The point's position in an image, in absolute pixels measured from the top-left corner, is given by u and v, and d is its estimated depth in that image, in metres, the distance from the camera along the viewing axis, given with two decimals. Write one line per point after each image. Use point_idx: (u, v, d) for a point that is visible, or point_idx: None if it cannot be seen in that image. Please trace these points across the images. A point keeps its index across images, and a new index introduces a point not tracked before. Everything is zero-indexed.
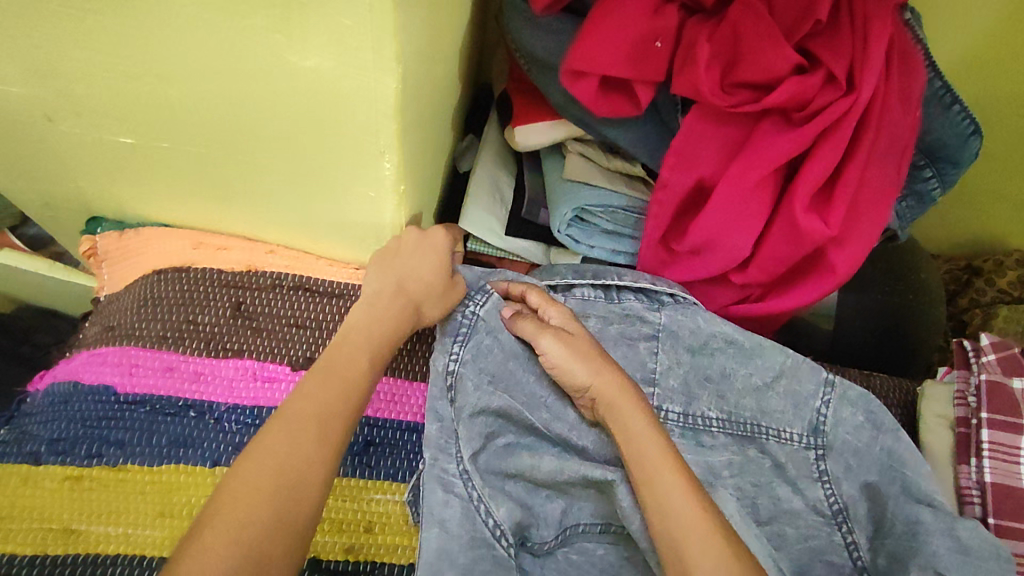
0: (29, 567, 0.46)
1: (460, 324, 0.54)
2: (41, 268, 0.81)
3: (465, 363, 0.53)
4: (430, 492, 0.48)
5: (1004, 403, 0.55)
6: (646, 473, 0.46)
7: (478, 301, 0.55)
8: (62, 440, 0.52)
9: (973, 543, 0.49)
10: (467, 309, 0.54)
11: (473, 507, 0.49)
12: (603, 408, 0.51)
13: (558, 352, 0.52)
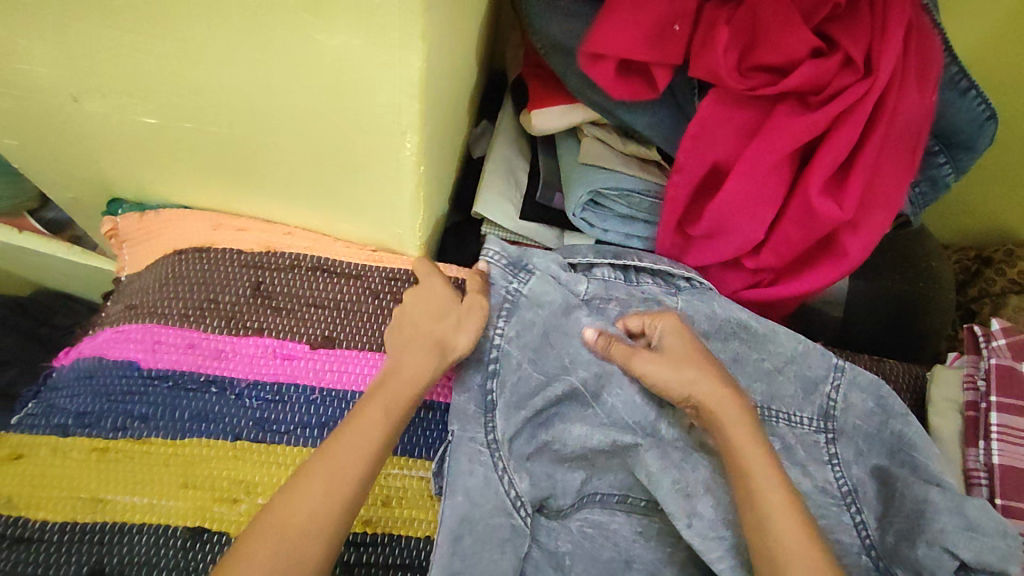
0: (60, 533, 0.48)
1: (502, 300, 0.55)
2: (60, 252, 0.82)
3: (508, 338, 0.54)
4: (458, 464, 0.50)
5: (1013, 388, 0.56)
6: (746, 485, 0.49)
7: (521, 279, 0.56)
8: (88, 414, 0.53)
9: (979, 520, 0.50)
10: (510, 286, 0.56)
11: (497, 478, 0.50)
12: (705, 417, 0.52)
13: (657, 372, 0.53)
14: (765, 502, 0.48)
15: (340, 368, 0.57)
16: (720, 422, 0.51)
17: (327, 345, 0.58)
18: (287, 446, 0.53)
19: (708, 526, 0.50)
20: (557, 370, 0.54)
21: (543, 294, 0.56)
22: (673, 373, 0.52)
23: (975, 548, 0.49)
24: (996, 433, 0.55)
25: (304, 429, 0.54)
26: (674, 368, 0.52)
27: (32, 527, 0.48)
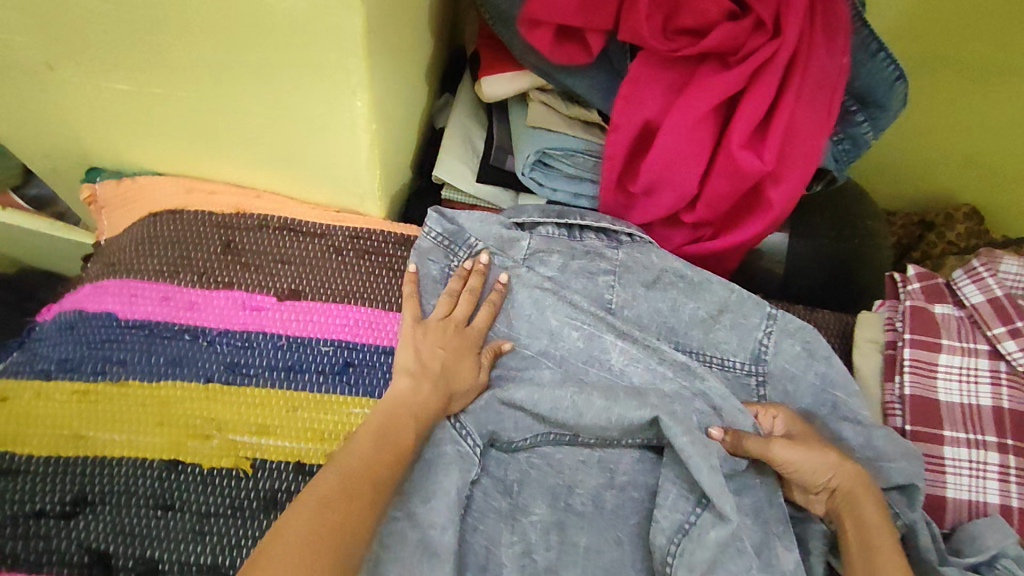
0: (45, 465, 0.53)
1: (446, 272, 0.63)
2: (46, 227, 0.87)
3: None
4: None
5: (925, 325, 0.61)
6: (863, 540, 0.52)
7: (461, 256, 0.63)
8: (69, 360, 0.57)
9: (886, 448, 0.57)
10: (451, 262, 0.63)
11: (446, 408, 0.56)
12: (842, 499, 0.55)
13: (797, 458, 0.55)
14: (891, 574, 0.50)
15: (305, 318, 0.61)
16: (859, 500, 0.54)
17: (293, 297, 0.62)
18: (257, 387, 0.58)
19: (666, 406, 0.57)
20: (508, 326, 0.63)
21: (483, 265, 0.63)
22: (815, 459, 0.55)
23: (875, 473, 0.57)
24: (908, 366, 0.60)
25: (271, 373, 0.58)
26: (813, 455, 0.55)
27: (19, 460, 0.53)
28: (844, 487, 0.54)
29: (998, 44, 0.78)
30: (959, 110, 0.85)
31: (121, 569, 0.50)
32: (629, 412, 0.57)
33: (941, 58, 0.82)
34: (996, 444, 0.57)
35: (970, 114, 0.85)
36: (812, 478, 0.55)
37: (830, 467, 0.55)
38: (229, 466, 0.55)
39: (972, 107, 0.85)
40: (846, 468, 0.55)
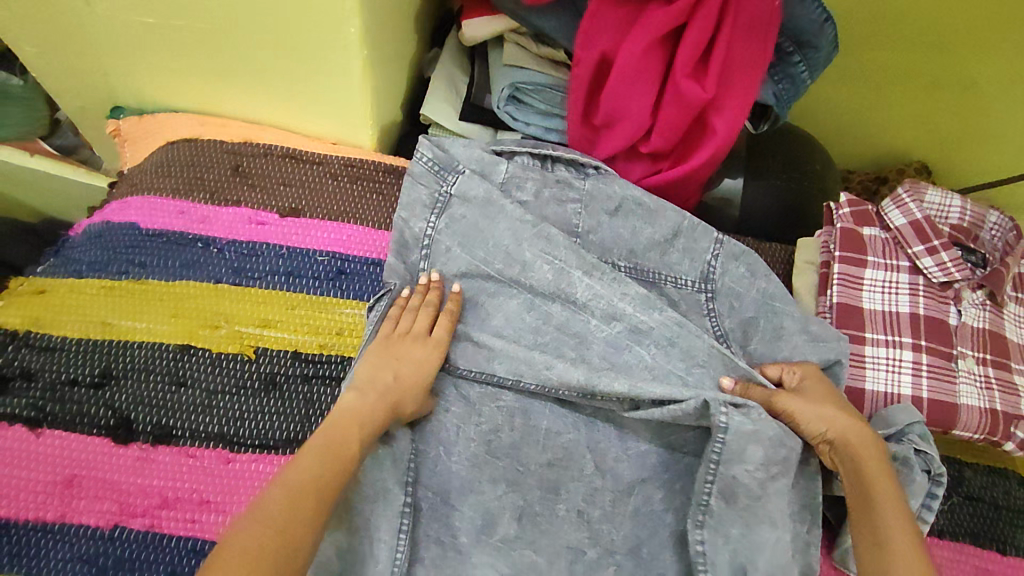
0: (77, 345, 0.61)
1: (436, 198, 0.69)
2: (68, 172, 0.97)
3: (439, 229, 0.68)
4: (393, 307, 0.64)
5: (854, 246, 0.69)
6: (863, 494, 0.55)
7: (449, 181, 0.69)
8: (97, 261, 0.65)
9: (821, 332, 0.65)
10: (441, 188, 0.69)
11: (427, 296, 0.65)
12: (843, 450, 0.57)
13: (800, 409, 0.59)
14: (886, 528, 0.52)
15: (302, 232, 0.69)
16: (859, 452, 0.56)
17: (294, 214, 0.70)
18: (261, 288, 0.66)
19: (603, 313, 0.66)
20: (481, 250, 0.67)
21: (470, 190, 0.69)
22: (818, 411, 0.58)
23: (816, 352, 0.64)
24: (837, 280, 0.68)
25: (273, 277, 0.66)
26: (818, 407, 0.59)
27: (54, 340, 0.61)
28: (843, 439, 0.57)
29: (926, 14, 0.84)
30: (906, 72, 0.91)
31: (143, 432, 0.58)
32: (594, 331, 0.65)
33: (888, 27, 0.87)
34: (910, 345, 0.65)
35: (870, 88, 0.94)
36: (809, 429, 0.58)
37: (832, 420, 0.58)
38: (236, 351, 0.62)
39: (919, 69, 0.90)
40: (842, 421, 0.58)
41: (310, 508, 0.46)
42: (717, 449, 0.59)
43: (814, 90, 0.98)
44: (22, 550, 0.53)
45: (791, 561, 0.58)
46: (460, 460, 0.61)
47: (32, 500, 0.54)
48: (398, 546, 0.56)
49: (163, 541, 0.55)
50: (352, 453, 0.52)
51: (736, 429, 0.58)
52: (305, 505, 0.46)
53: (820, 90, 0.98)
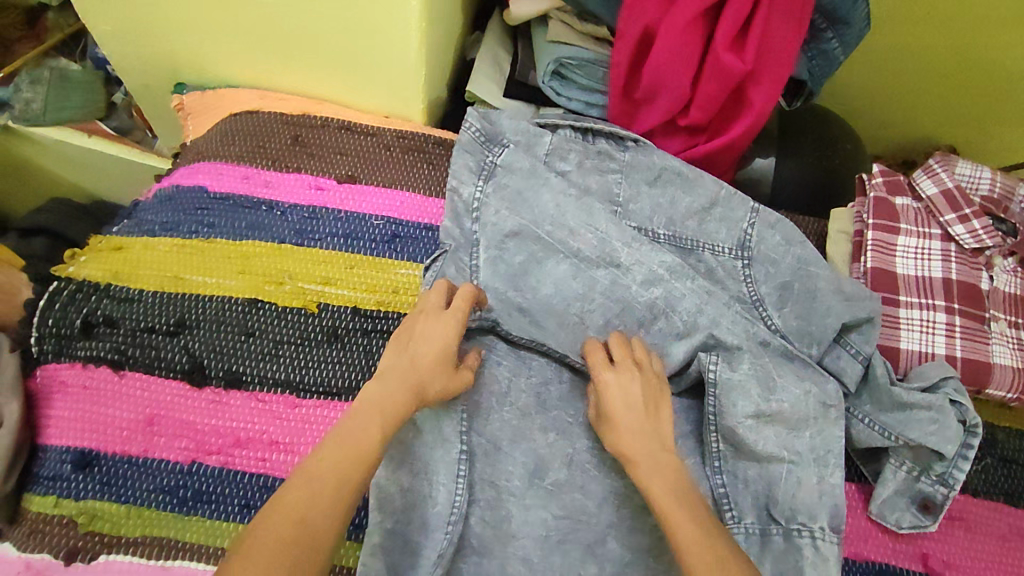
0: (153, 297, 0.65)
1: (484, 165, 0.72)
2: (123, 151, 1.03)
3: (488, 193, 0.71)
4: (447, 266, 0.67)
5: (888, 214, 0.71)
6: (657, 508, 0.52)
7: (495, 153, 0.73)
8: (169, 222, 0.69)
9: (855, 292, 0.66)
10: (488, 158, 0.72)
11: (468, 271, 0.68)
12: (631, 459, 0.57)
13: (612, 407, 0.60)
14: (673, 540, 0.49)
15: (359, 198, 0.73)
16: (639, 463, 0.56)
17: (350, 181, 0.73)
18: (322, 248, 0.69)
19: (649, 273, 0.68)
20: (530, 216, 0.69)
21: (514, 162, 0.72)
22: (629, 411, 0.59)
23: (853, 310, 0.65)
24: (871, 246, 0.70)
25: (332, 238, 0.70)
26: (624, 406, 0.59)
27: (132, 292, 0.65)
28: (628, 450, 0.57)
29: (951, 5, 0.85)
30: (933, 60, 0.92)
31: (215, 377, 0.62)
32: (635, 290, 0.68)
33: (913, 18, 0.88)
34: (943, 307, 0.67)
35: (893, 81, 0.96)
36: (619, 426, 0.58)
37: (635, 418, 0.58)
38: (299, 306, 0.66)
39: (946, 56, 0.91)
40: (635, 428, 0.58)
41: (322, 506, 0.44)
42: (713, 403, 0.63)
43: (836, 79, 0.99)
44: (112, 480, 0.57)
45: (819, 504, 0.61)
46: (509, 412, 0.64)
47: (119, 434, 0.59)
48: (456, 487, 0.59)
49: (236, 477, 0.59)
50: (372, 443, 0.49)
51: (725, 382, 0.63)
52: (316, 505, 0.44)
53: (845, 79, 0.99)
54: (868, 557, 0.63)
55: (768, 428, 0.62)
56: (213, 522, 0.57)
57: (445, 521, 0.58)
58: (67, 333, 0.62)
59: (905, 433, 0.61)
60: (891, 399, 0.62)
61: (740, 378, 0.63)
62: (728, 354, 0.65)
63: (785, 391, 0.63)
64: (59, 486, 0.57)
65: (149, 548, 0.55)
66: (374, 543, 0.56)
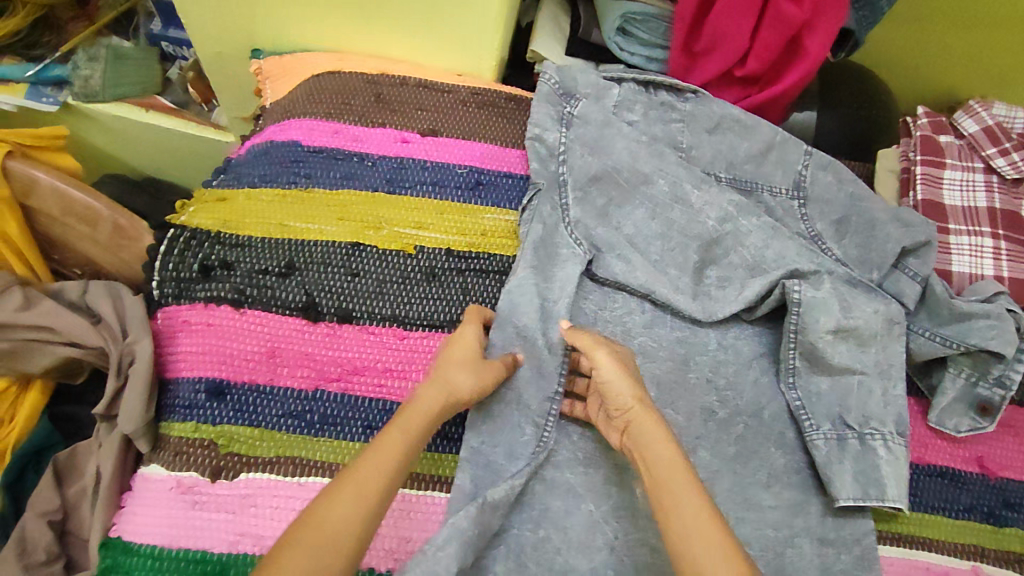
0: (262, 243, 0.69)
1: (562, 115, 0.77)
2: (185, 125, 1.06)
3: (572, 137, 0.76)
4: (542, 204, 0.73)
5: (933, 150, 0.77)
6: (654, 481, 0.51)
7: (572, 104, 0.78)
8: (269, 174, 0.73)
9: (911, 219, 0.72)
10: (564, 109, 0.78)
11: (560, 208, 0.73)
12: (632, 431, 0.56)
13: (606, 371, 0.58)
14: (681, 511, 0.48)
15: (442, 150, 0.77)
16: (643, 435, 0.54)
17: (432, 134, 0.78)
18: (413, 196, 0.74)
19: (718, 212, 0.73)
20: (609, 161, 0.74)
21: (590, 113, 0.77)
22: (617, 382, 0.58)
23: (909, 235, 0.71)
24: (920, 180, 0.76)
25: (421, 186, 0.74)
26: (617, 378, 0.58)
27: (243, 238, 0.69)
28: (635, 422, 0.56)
29: None
30: (971, 13, 0.96)
31: (328, 313, 0.66)
32: (705, 227, 0.73)
33: None
34: (989, 233, 0.73)
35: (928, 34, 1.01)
36: (612, 400, 0.58)
37: (624, 392, 0.57)
38: (398, 248, 0.71)
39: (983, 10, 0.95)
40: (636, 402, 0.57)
41: (351, 512, 0.46)
42: (795, 320, 0.68)
43: (875, 35, 1.04)
44: (242, 406, 0.61)
45: (886, 412, 0.67)
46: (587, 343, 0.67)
47: (245, 365, 0.63)
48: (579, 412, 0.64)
49: (357, 401, 0.63)
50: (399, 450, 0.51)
51: (810, 301, 0.68)
52: (344, 507, 0.45)
53: (884, 34, 1.03)
54: (931, 461, 0.69)
55: (838, 342, 0.67)
56: (340, 442, 0.61)
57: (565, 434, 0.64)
58: (187, 276, 0.66)
59: (966, 340, 0.66)
60: (950, 311, 0.68)
61: (820, 297, 0.68)
62: (808, 279, 0.70)
63: (857, 309, 0.68)
64: (196, 413, 0.61)
65: (285, 466, 0.60)
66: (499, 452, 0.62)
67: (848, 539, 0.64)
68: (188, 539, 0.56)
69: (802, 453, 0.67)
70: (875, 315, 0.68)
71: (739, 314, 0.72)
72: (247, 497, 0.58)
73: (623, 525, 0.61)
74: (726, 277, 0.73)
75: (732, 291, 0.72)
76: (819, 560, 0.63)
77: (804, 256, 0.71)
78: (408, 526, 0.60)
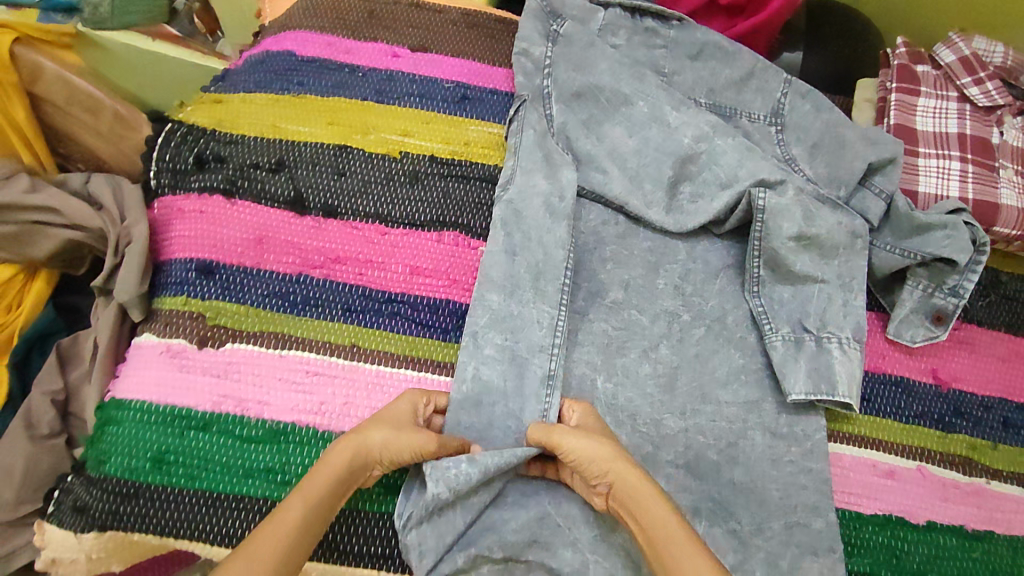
0: (254, 141, 0.73)
1: (548, 34, 0.80)
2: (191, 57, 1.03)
3: (556, 54, 0.78)
4: (529, 112, 0.76)
5: (909, 79, 0.79)
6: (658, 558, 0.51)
7: (558, 24, 0.80)
8: (263, 81, 0.77)
9: (879, 138, 0.75)
10: (552, 27, 0.80)
11: (544, 118, 0.76)
12: (616, 499, 0.55)
13: (578, 447, 0.55)
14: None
15: (431, 65, 0.80)
16: (636, 506, 0.54)
17: (422, 50, 0.81)
18: (400, 105, 0.77)
19: (694, 130, 0.75)
20: (590, 79, 0.77)
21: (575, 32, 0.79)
22: (594, 450, 0.55)
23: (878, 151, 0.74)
24: (894, 106, 0.78)
25: (408, 97, 0.77)
26: (591, 445, 0.55)
27: (237, 136, 0.73)
28: (619, 487, 0.55)
29: None
30: None
31: (314, 207, 0.70)
32: (680, 145, 0.75)
33: None
34: (957, 157, 0.75)
35: None
36: (591, 469, 0.55)
37: (603, 455, 0.55)
38: (383, 153, 0.74)
39: None
40: (621, 465, 0.55)
41: None
42: (760, 227, 0.71)
43: None
44: (230, 285, 0.66)
45: (845, 322, 0.70)
46: (558, 243, 0.69)
47: (234, 251, 0.67)
48: (554, 318, 0.66)
49: (338, 286, 0.67)
50: (292, 526, 0.51)
51: (774, 207, 0.71)
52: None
53: None
54: (887, 370, 0.72)
55: (801, 250, 0.70)
56: (320, 321, 0.65)
57: (543, 341, 0.65)
58: (183, 168, 0.70)
59: (923, 249, 0.70)
60: (911, 224, 0.71)
61: (788, 205, 0.70)
62: (775, 188, 0.72)
63: (822, 220, 0.71)
64: (186, 289, 0.65)
65: (266, 341, 0.64)
66: (486, 354, 0.64)
67: (799, 435, 0.67)
68: (174, 396, 0.61)
69: (761, 356, 0.70)
70: (836, 227, 0.71)
71: (708, 226, 0.75)
72: (230, 363, 0.63)
73: None
74: (700, 194, 0.75)
75: (704, 203, 0.74)
76: (770, 451, 0.66)
77: (776, 173, 0.73)
78: (382, 399, 0.63)
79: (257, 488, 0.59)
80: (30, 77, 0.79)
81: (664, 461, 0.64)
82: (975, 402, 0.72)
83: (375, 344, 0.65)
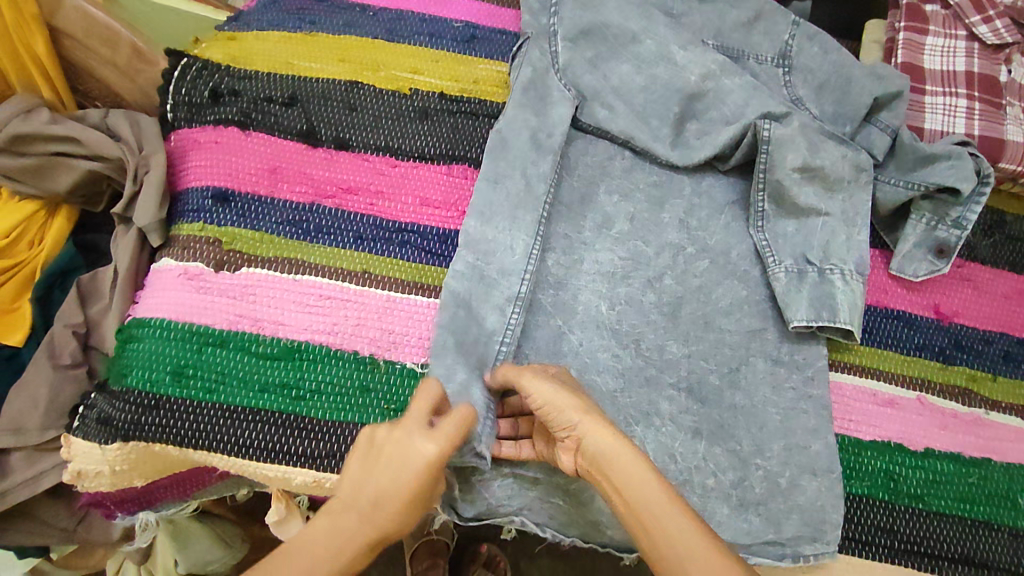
0: (267, 76, 0.74)
1: None
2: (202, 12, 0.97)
3: None
4: (532, 49, 0.76)
5: (917, 18, 0.79)
6: (625, 504, 0.50)
7: None
8: (275, 20, 0.78)
9: (886, 73, 0.75)
10: None
11: (549, 55, 0.77)
12: (583, 450, 0.54)
13: (540, 391, 0.55)
14: (666, 531, 0.48)
15: (441, 6, 0.83)
16: (603, 460, 0.52)
17: None
18: (410, 44, 0.78)
19: (699, 69, 0.75)
20: (597, 18, 0.77)
21: None
22: (558, 397, 0.55)
23: (884, 86, 0.74)
24: (901, 45, 0.78)
25: (418, 36, 0.79)
26: (557, 393, 0.55)
27: (250, 72, 0.74)
28: (586, 439, 0.53)
29: None
30: None
31: (326, 139, 0.71)
32: (686, 83, 0.75)
33: None
34: (964, 95, 0.76)
35: None
36: (558, 419, 0.55)
37: (567, 404, 0.54)
38: (393, 89, 0.75)
39: None
40: (583, 415, 0.54)
41: None
42: (765, 159, 0.72)
43: None
44: (244, 212, 0.67)
45: (848, 255, 0.71)
46: (542, 177, 0.70)
47: (249, 180, 0.69)
48: (531, 241, 0.67)
49: (350, 215, 0.69)
50: None
51: (778, 137, 0.71)
52: None
53: None
54: (888, 305, 0.73)
55: (804, 181, 0.71)
56: (332, 248, 0.67)
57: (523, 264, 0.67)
58: (198, 101, 0.71)
59: (926, 180, 0.71)
60: (917, 156, 0.72)
61: (792, 137, 0.71)
62: (779, 120, 0.73)
63: (826, 154, 0.71)
64: (203, 215, 0.67)
65: (280, 265, 0.66)
66: (456, 269, 0.66)
67: (799, 363, 0.69)
68: (191, 315, 0.63)
69: (764, 288, 0.71)
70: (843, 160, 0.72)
71: (712, 162, 0.76)
72: (245, 286, 0.65)
73: (587, 333, 0.67)
74: (706, 130, 0.76)
75: (709, 138, 0.75)
76: (771, 378, 0.68)
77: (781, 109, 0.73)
78: (391, 320, 0.65)
79: (271, 401, 0.61)
80: (48, 8, 0.79)
81: (667, 384, 0.66)
82: (976, 336, 0.73)
83: (385, 270, 0.67)
